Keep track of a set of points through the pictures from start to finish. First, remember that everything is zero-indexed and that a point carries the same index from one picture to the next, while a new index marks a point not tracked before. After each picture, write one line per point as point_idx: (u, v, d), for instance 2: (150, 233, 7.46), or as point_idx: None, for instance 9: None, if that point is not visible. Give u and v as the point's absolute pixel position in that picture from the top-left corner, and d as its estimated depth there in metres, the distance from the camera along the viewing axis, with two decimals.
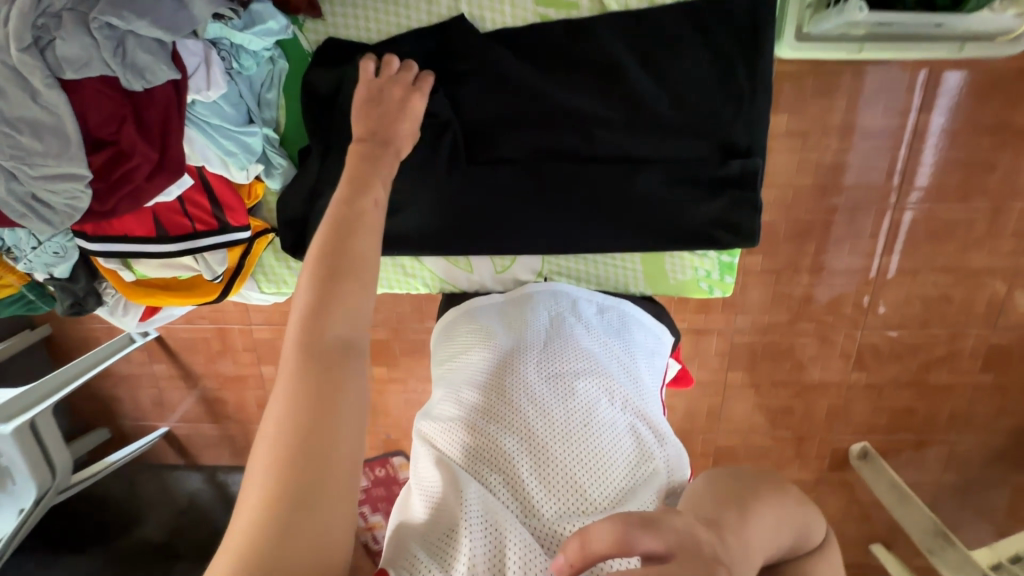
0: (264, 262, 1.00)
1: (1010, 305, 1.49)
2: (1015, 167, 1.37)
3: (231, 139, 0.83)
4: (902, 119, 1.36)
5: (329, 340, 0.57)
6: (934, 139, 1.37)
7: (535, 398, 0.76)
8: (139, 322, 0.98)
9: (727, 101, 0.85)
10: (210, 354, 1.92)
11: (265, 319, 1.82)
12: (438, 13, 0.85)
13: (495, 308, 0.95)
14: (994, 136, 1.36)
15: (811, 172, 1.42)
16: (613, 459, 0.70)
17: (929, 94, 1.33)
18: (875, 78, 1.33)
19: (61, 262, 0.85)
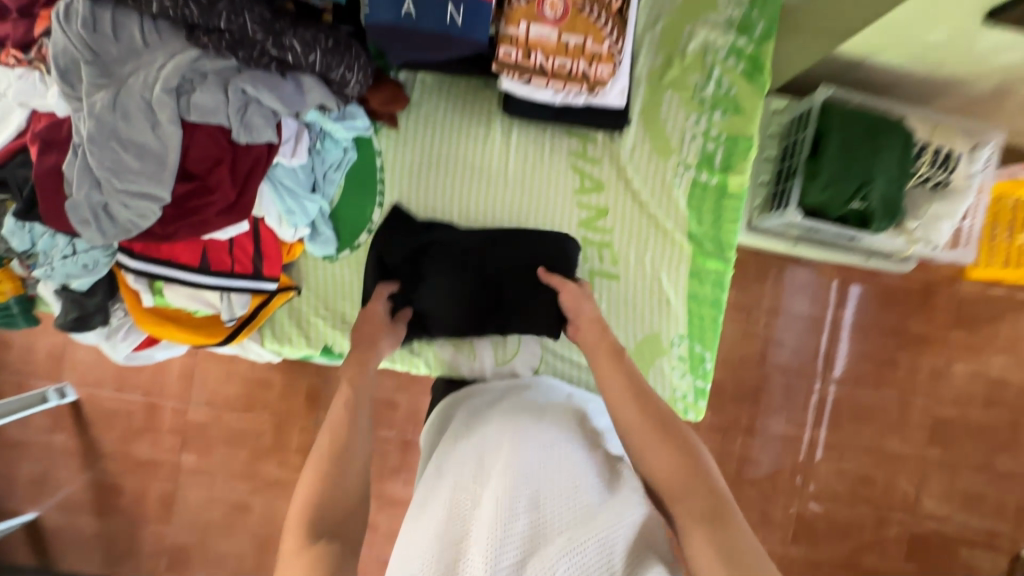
0: (276, 318, 1.04)
1: (922, 493, 1.65)
2: (913, 367, 1.66)
3: (294, 199, 0.94)
4: (825, 312, 1.66)
5: (325, 529, 0.72)
6: (846, 333, 1.66)
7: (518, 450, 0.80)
8: (128, 352, 0.96)
9: (708, 244, 1.08)
10: (126, 430, 1.88)
11: (206, 403, 1.89)
12: (491, 144, 1.07)
13: (476, 392, 1.00)
14: (894, 338, 1.66)
15: (752, 342, 1.65)
16: (589, 504, 0.75)
17: (840, 296, 1.66)
18: (801, 274, 1.65)
19: (85, 276, 0.86)
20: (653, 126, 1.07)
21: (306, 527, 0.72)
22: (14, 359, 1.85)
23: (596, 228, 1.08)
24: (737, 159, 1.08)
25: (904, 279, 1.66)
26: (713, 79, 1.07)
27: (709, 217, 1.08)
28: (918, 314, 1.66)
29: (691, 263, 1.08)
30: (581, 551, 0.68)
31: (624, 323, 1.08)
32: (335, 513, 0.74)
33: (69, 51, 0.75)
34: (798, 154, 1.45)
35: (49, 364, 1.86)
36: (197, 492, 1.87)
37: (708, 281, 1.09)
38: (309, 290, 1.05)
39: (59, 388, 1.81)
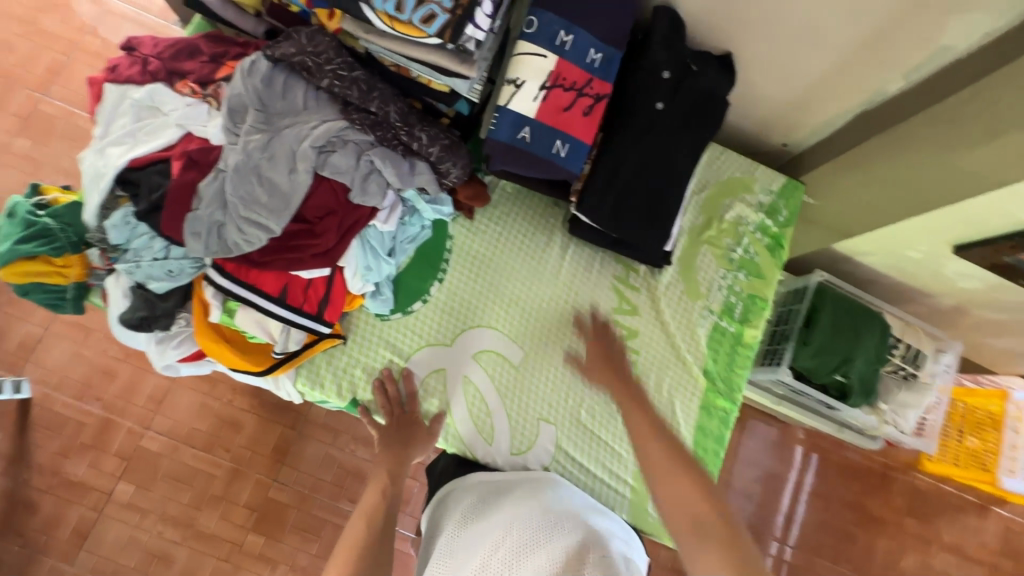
0: (314, 362, 1.08)
1: None
2: (869, 546, 1.79)
3: (375, 259, 1.04)
4: (790, 473, 1.82)
5: None
6: (806, 497, 1.81)
7: (509, 528, 0.88)
8: (172, 360, 0.99)
9: (723, 385, 1.20)
10: (69, 444, 1.72)
11: (166, 432, 1.76)
12: (549, 253, 1.20)
13: (483, 478, 1.04)
14: (855, 513, 1.81)
15: (719, 489, 1.79)
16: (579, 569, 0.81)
17: (804, 464, 1.83)
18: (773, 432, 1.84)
19: (166, 280, 0.92)
20: (687, 270, 1.23)
21: None
22: None
23: (626, 346, 1.18)
24: (753, 314, 1.24)
25: (866, 457, 1.85)
26: (742, 245, 1.26)
27: (723, 359, 1.21)
28: (879, 494, 1.82)
29: (703, 398, 1.19)
30: None
31: (635, 440, 1.15)
32: None
33: (244, 98, 0.89)
34: (791, 321, 1.65)
35: (15, 356, 1.72)
36: (118, 530, 1.69)
37: (715, 417, 1.19)
38: (355, 342, 1.10)
39: (16, 382, 1.66)
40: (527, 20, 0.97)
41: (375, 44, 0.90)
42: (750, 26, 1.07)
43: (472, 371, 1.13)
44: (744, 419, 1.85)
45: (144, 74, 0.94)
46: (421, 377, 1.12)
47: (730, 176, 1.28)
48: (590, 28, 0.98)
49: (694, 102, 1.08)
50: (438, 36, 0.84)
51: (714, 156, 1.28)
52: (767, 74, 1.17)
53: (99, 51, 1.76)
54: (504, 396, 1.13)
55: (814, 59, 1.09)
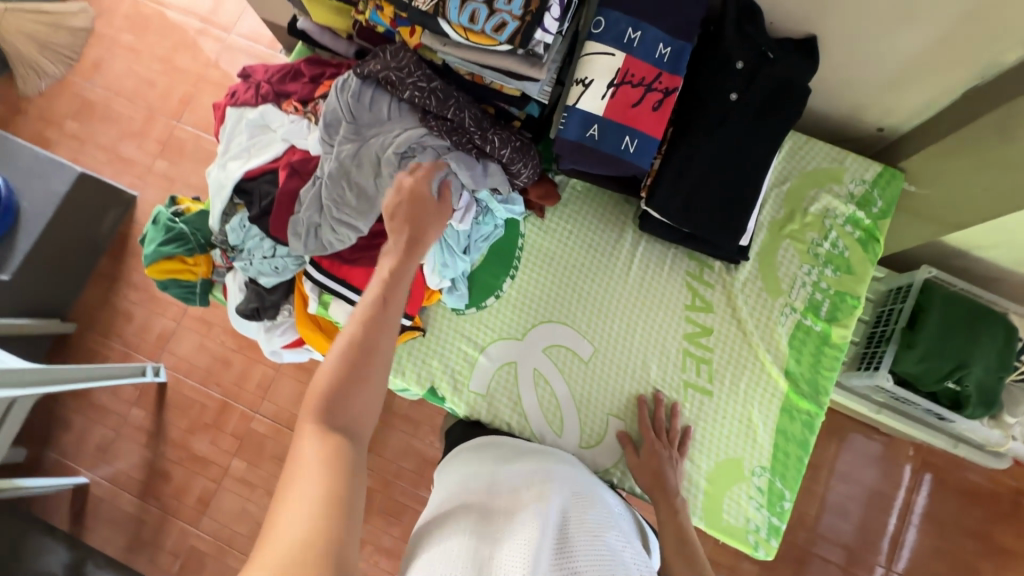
0: (397, 351, 1.17)
1: None
2: None
3: (451, 256, 1.11)
4: (897, 491, 1.66)
5: (340, 424, 0.75)
6: (916, 520, 1.64)
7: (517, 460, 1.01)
8: (277, 347, 1.12)
9: (810, 388, 1.13)
10: (195, 422, 1.98)
11: (271, 415, 1.98)
12: (619, 252, 1.21)
13: (521, 445, 1.09)
14: (977, 542, 1.62)
15: (809, 501, 1.67)
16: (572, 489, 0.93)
17: (912, 482, 1.66)
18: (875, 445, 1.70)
19: (272, 275, 1.05)
20: (767, 267, 1.18)
21: (321, 410, 0.76)
22: (126, 330, 2.01)
23: (699, 344, 1.16)
24: (842, 313, 1.16)
25: (989, 479, 1.65)
26: (829, 239, 1.19)
27: (808, 360, 1.14)
28: (1005, 522, 1.63)
29: (784, 400, 1.13)
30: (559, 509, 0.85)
31: (708, 441, 1.12)
32: (350, 412, 0.77)
33: (337, 112, 0.99)
34: (893, 322, 1.50)
35: (153, 344, 2.02)
36: (232, 500, 1.92)
37: (798, 420, 1.12)
38: (433, 334, 1.18)
39: (155, 367, 1.95)
40: (595, 21, 0.99)
41: (451, 54, 0.96)
42: (837, 10, 1.01)
43: (541, 365, 1.17)
44: (838, 429, 1.72)
45: (257, 97, 1.08)
46: (493, 369, 1.17)
47: (816, 166, 1.21)
48: (659, 24, 0.98)
49: (771, 89, 1.04)
50: (508, 42, 0.89)
51: (798, 145, 1.22)
52: (857, 56, 1.09)
53: (219, 82, 2.03)
54: (572, 390, 1.15)
55: (912, 37, 1.01)
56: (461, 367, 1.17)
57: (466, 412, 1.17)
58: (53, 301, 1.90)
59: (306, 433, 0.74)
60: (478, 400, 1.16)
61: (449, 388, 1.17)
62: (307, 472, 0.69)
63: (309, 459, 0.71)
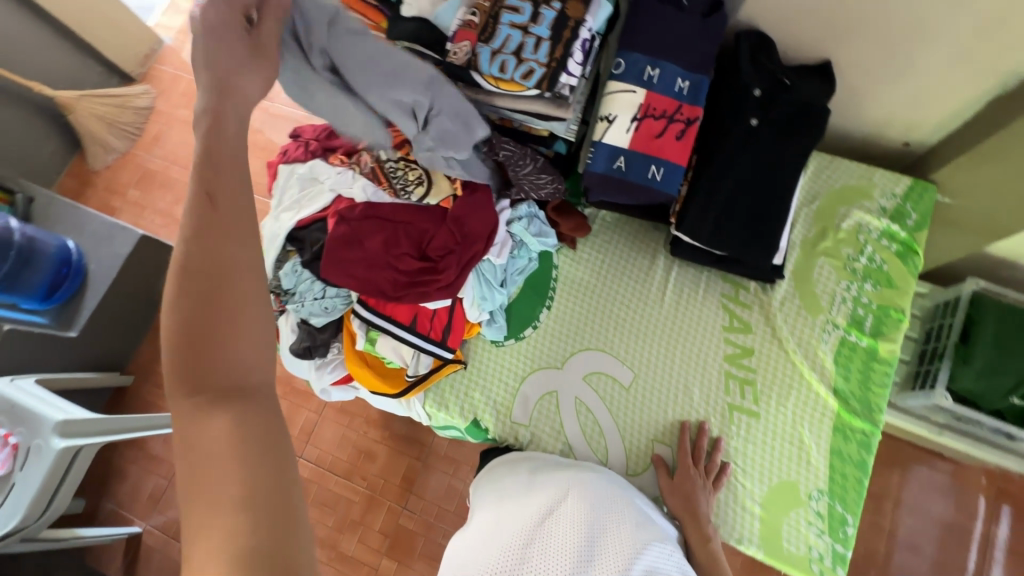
0: (441, 384, 1.20)
1: None
2: None
3: (489, 290, 1.15)
4: (974, 523, 1.56)
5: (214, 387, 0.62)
6: (1002, 554, 1.53)
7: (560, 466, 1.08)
8: (326, 383, 1.18)
9: (865, 405, 1.10)
10: None
11: (315, 460, 2.02)
12: (652, 277, 1.23)
13: (550, 461, 1.11)
14: None
15: (878, 537, 1.58)
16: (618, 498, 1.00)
17: (991, 512, 1.56)
18: (945, 472, 1.60)
19: (322, 315, 1.11)
20: (804, 284, 1.18)
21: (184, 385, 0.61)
22: None
23: (741, 365, 1.15)
24: (887, 327, 1.14)
25: None
26: (865, 254, 1.18)
27: (857, 377, 1.11)
28: None
29: (836, 419, 1.10)
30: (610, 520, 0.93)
31: (760, 465, 1.09)
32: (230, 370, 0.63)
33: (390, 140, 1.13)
34: (944, 338, 1.45)
35: None
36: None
37: (853, 440, 1.08)
38: (473, 367, 1.21)
39: None
40: (615, 63, 1.05)
41: (482, 102, 1.04)
42: (849, 35, 1.06)
43: (582, 392, 1.18)
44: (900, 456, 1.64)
45: (307, 154, 1.17)
46: (534, 399, 1.18)
47: (845, 184, 1.22)
48: (675, 60, 1.04)
49: (792, 113, 1.07)
50: (536, 87, 0.96)
51: (823, 164, 1.24)
52: (874, 76, 1.13)
53: (266, 146, 2.21)
54: (615, 417, 1.15)
55: (927, 57, 1.04)
56: (503, 398, 1.19)
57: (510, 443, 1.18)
58: (114, 356, 2.02)
59: (181, 413, 0.61)
60: (521, 431, 1.18)
61: (492, 419, 1.19)
62: (208, 463, 0.59)
63: (204, 447, 0.59)
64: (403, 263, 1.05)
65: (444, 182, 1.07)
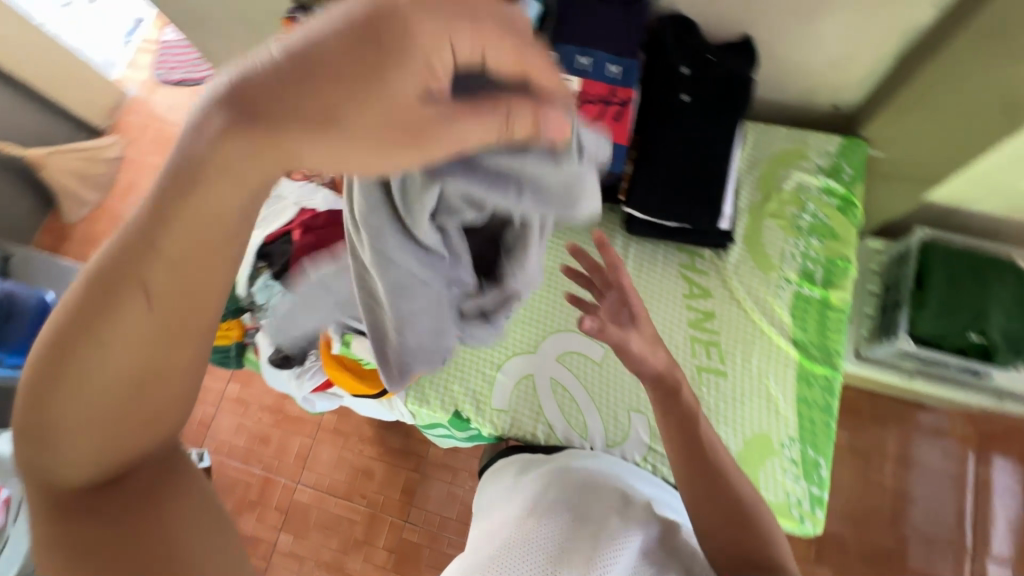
0: (420, 381, 1.23)
1: None
2: None
3: None
4: (966, 467, 1.62)
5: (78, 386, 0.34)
6: (999, 495, 1.60)
7: (553, 465, 1.08)
8: (308, 391, 1.21)
9: (825, 351, 1.15)
10: (241, 502, 2.02)
11: (313, 484, 2.02)
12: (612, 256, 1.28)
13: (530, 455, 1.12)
14: None
15: (874, 494, 1.63)
16: (603, 493, 0.98)
17: (984, 455, 1.63)
18: (927, 421, 1.67)
19: (297, 324, 1.15)
20: (754, 245, 1.24)
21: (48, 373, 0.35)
22: None
23: (705, 329, 1.20)
24: (836, 277, 1.20)
25: None
26: (808, 211, 1.25)
27: (814, 326, 1.17)
28: None
29: (798, 367, 1.15)
30: (586, 514, 0.92)
31: (733, 420, 1.13)
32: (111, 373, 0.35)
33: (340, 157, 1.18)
34: (901, 288, 1.51)
35: (196, 432, 2.11)
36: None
37: (817, 386, 1.13)
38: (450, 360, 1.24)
39: (199, 453, 2.01)
40: (548, 56, 1.12)
41: None
42: (769, 12, 1.14)
43: (557, 373, 1.21)
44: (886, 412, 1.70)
45: None
46: (512, 385, 1.22)
47: (782, 148, 1.29)
48: (603, 47, 1.12)
49: (720, 87, 1.15)
50: None
51: (759, 132, 1.31)
52: (799, 47, 1.21)
53: None
54: (591, 392, 1.19)
55: (843, 25, 1.12)
56: (482, 387, 1.22)
57: (493, 431, 1.21)
58: None
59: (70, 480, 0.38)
60: (502, 417, 1.20)
61: (472, 409, 1.21)
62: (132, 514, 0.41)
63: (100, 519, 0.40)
64: None
65: None
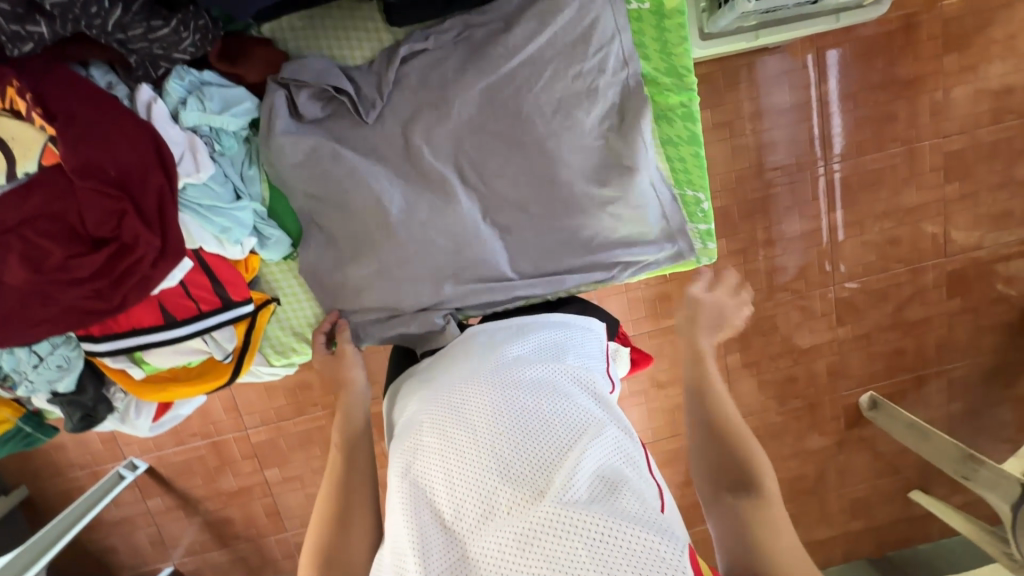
0: (269, 333, 1.02)
1: (950, 233, 1.62)
2: (912, 113, 1.53)
3: (224, 215, 0.86)
4: (810, 91, 1.51)
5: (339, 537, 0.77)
6: (834, 105, 1.52)
7: (471, 384, 0.74)
8: (150, 423, 0.99)
9: (672, 66, 0.96)
10: (208, 473, 1.80)
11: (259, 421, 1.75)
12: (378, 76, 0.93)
13: (435, 359, 0.88)
14: (887, 90, 1.52)
15: (744, 157, 1.54)
16: (553, 433, 0.66)
17: (820, 69, 1.50)
18: (772, 63, 1.48)
19: (66, 376, 0.85)
20: None
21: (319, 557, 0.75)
22: (46, 465, 1.76)
23: None
24: None
25: (881, 23, 1.48)
26: None
27: (655, 48, 0.96)
28: (907, 53, 1.49)
29: (653, 107, 0.98)
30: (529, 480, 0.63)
31: None
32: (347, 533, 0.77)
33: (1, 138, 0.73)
34: None
35: (109, 448, 1.75)
36: (295, 496, 1.82)
37: (677, 118, 0.99)
38: (285, 294, 1.01)
39: (128, 463, 1.73)
40: None
41: None
42: None
43: None
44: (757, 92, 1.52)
45: None
46: None
47: None
48: None
49: None
50: None
51: None
52: None
53: None
54: None
55: None
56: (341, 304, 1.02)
57: None
58: None
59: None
60: None
61: None
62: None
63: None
64: (78, 269, 0.74)
65: (22, 129, 0.71)
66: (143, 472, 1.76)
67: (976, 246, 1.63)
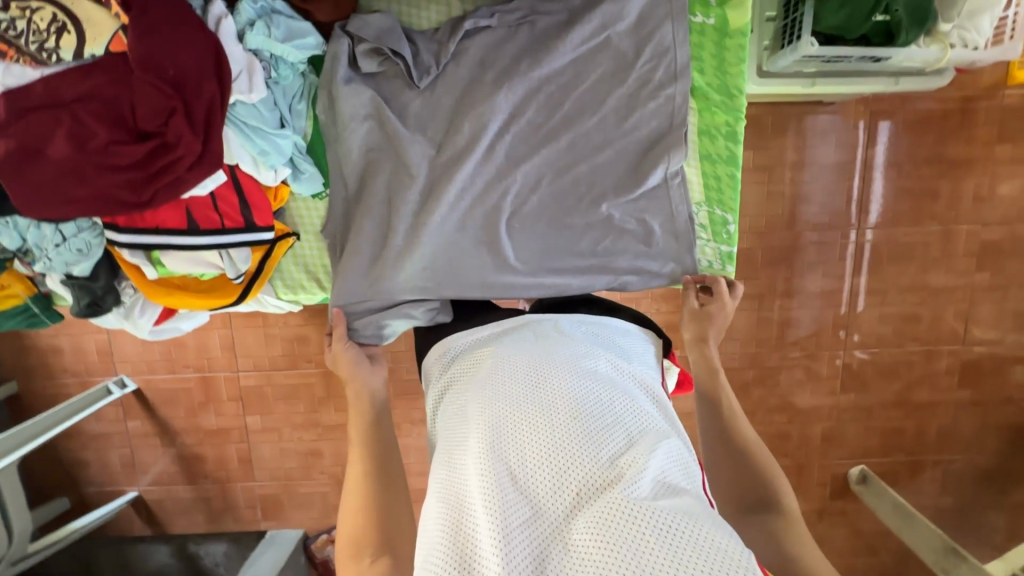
0: (283, 266, 1.03)
1: (972, 324, 1.59)
2: (956, 194, 1.52)
3: (266, 139, 0.87)
4: (856, 153, 1.51)
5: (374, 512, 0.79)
6: (877, 173, 1.51)
7: (527, 366, 0.75)
8: (151, 327, 1.01)
9: (726, 88, 0.97)
10: (191, 407, 1.81)
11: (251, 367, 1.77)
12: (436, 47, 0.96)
13: (480, 337, 0.87)
14: (935, 167, 1.51)
15: (778, 203, 1.53)
16: (614, 427, 0.68)
17: (870, 134, 1.49)
18: (824, 117, 1.48)
19: (83, 260, 0.87)
20: None
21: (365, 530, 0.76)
22: (41, 363, 1.79)
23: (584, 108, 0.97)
24: None
25: (940, 100, 1.47)
26: None
27: (711, 65, 0.97)
28: (959, 135, 1.49)
29: (699, 121, 1.00)
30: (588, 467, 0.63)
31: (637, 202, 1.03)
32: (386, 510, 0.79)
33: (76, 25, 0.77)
34: None
35: (102, 361, 1.78)
36: (268, 448, 1.82)
37: (720, 136, 0.99)
38: (306, 231, 1.02)
39: (117, 380, 1.75)
40: None
41: None
42: None
43: None
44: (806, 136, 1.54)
45: None
46: None
47: None
48: None
49: None
50: None
51: None
52: None
53: None
54: None
55: None
56: None
57: None
58: None
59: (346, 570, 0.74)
60: None
61: None
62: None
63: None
64: (118, 156, 0.76)
65: (96, 13, 0.74)
66: (130, 393, 1.78)
67: (996, 342, 1.60)
